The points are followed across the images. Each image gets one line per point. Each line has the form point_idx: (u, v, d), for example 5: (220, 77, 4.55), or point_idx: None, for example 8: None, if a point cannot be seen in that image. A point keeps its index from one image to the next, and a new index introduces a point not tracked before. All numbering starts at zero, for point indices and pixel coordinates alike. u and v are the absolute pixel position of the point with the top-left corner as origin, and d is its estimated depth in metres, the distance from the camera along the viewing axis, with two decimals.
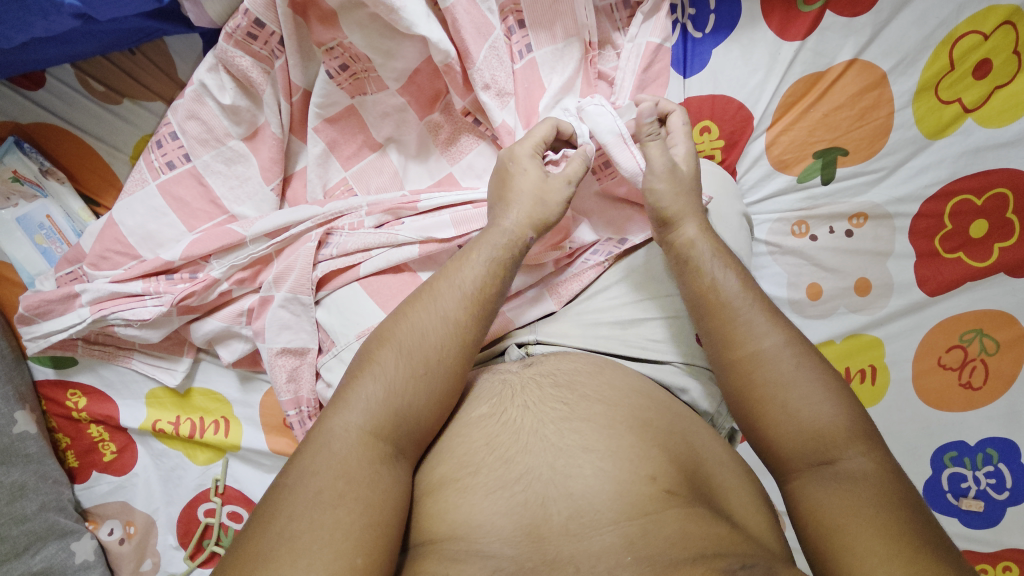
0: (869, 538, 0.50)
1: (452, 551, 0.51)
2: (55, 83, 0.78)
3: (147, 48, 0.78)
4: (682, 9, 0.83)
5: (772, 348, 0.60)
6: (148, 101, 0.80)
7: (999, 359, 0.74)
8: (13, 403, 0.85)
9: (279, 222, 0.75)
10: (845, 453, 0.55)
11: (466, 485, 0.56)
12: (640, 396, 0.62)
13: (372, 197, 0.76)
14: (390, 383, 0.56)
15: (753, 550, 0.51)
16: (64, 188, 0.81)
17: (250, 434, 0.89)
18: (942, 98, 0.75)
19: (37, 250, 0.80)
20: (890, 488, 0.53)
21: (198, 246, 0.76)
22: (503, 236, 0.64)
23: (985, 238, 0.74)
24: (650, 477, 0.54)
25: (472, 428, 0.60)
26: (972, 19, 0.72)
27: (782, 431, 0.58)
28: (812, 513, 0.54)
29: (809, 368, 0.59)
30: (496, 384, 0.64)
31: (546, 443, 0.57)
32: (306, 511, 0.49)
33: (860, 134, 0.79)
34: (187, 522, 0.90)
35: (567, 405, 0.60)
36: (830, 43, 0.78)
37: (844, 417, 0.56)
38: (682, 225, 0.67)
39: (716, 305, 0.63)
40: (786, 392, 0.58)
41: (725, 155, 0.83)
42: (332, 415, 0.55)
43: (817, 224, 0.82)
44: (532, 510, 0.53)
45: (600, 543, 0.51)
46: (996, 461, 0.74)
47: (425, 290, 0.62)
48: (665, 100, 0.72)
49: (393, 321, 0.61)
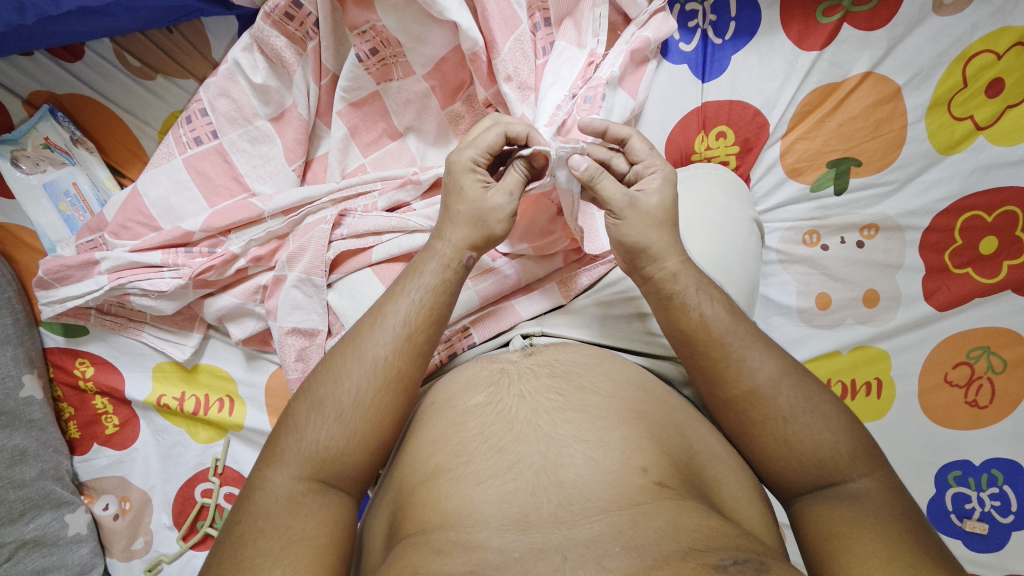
0: (868, 542, 0.50)
1: (439, 542, 0.50)
2: (91, 55, 0.81)
3: (184, 27, 0.80)
4: (703, 15, 0.84)
5: (767, 383, 0.58)
6: (180, 79, 0.82)
7: (1006, 378, 0.74)
8: (22, 365, 0.86)
9: (298, 197, 0.77)
10: (848, 476, 0.55)
11: (459, 475, 0.54)
12: (641, 390, 0.62)
13: (384, 174, 0.78)
14: (321, 426, 0.57)
15: (751, 545, 0.49)
16: (92, 157, 0.83)
17: (254, 415, 0.89)
18: (954, 114, 0.77)
19: (60, 217, 0.82)
20: (894, 506, 0.52)
21: (219, 219, 0.78)
22: (437, 264, 0.63)
23: (995, 255, 0.75)
24: (641, 469, 0.53)
25: (468, 417, 0.59)
26: (985, 37, 0.75)
27: (784, 461, 0.57)
28: (814, 525, 0.53)
29: (804, 395, 0.58)
30: (493, 373, 0.63)
31: (539, 433, 0.56)
32: (228, 552, 0.52)
33: (874, 145, 0.80)
34: (183, 502, 0.90)
35: (562, 396, 0.59)
36: (846, 55, 0.80)
37: (845, 439, 0.56)
38: (662, 259, 0.63)
39: (708, 343, 0.60)
40: (787, 425, 0.57)
41: (739, 161, 0.85)
42: (266, 469, 0.56)
43: (828, 234, 0.83)
44: (522, 499, 0.52)
45: (588, 531, 0.49)
46: (1001, 482, 0.73)
47: (362, 327, 0.62)
48: (614, 125, 0.67)
49: (323, 366, 0.61)
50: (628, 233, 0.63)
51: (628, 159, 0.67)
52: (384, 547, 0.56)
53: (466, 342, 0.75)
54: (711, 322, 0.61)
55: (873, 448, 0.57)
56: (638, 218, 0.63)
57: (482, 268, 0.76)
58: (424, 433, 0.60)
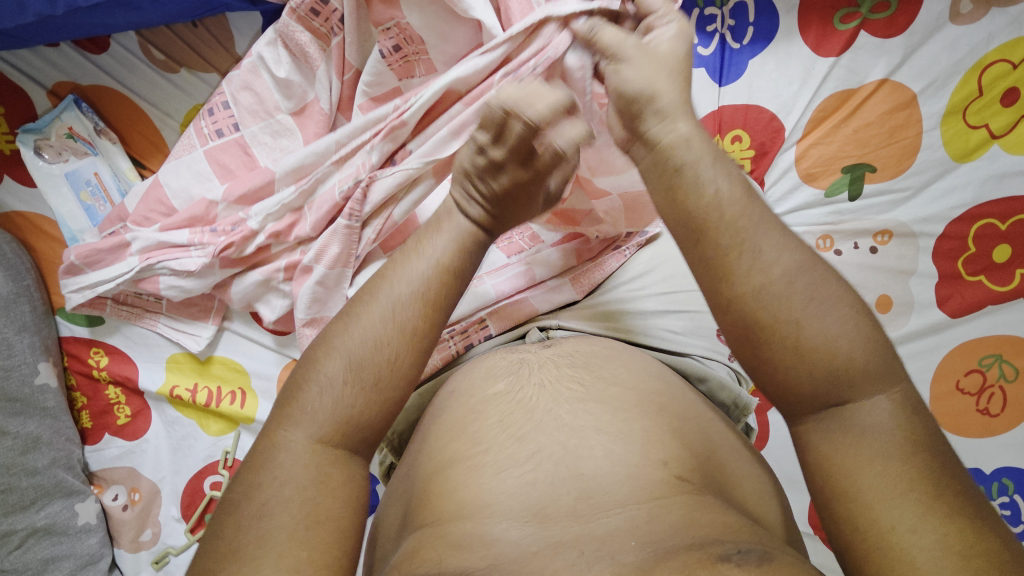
0: (887, 494, 0.41)
1: (458, 535, 0.48)
2: (117, 49, 0.82)
3: (209, 22, 0.81)
4: (722, 20, 0.86)
5: (780, 278, 0.46)
6: (204, 72, 0.83)
7: (1018, 385, 0.74)
8: (37, 354, 0.86)
9: (303, 159, 0.77)
10: (863, 397, 0.44)
11: (477, 463, 0.53)
12: (660, 382, 0.62)
13: (369, 120, 0.74)
14: (347, 375, 0.50)
15: (760, 540, 0.46)
16: (114, 147, 0.84)
17: (264, 408, 0.89)
18: (969, 123, 0.77)
19: (80, 206, 0.83)
20: (918, 436, 0.43)
21: (239, 188, 0.79)
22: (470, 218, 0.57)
23: (1008, 263, 0.76)
24: (661, 462, 0.52)
25: (486, 406, 0.59)
26: (1001, 47, 0.75)
27: (796, 378, 0.45)
28: (822, 463, 0.45)
29: (820, 295, 0.46)
30: (512, 362, 0.64)
31: (559, 423, 0.55)
32: (246, 523, 0.45)
33: (889, 151, 0.81)
34: (192, 494, 0.90)
35: (583, 386, 0.59)
36: (864, 61, 0.80)
37: (864, 348, 0.45)
38: (672, 119, 0.51)
39: (718, 228, 0.47)
40: (801, 330, 0.45)
41: (754, 165, 0.86)
42: (279, 428, 0.50)
43: (842, 239, 0.83)
44: (540, 490, 0.50)
45: (607, 525, 0.47)
46: (1011, 491, 0.74)
47: (389, 265, 0.55)
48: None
49: (342, 322, 0.53)
50: (631, 73, 0.52)
51: (639, 14, 0.58)
52: (396, 538, 0.55)
53: (481, 335, 0.75)
54: (725, 201, 0.48)
55: (894, 359, 0.46)
56: (645, 60, 0.53)
57: (496, 266, 0.77)
58: (443, 423, 0.60)
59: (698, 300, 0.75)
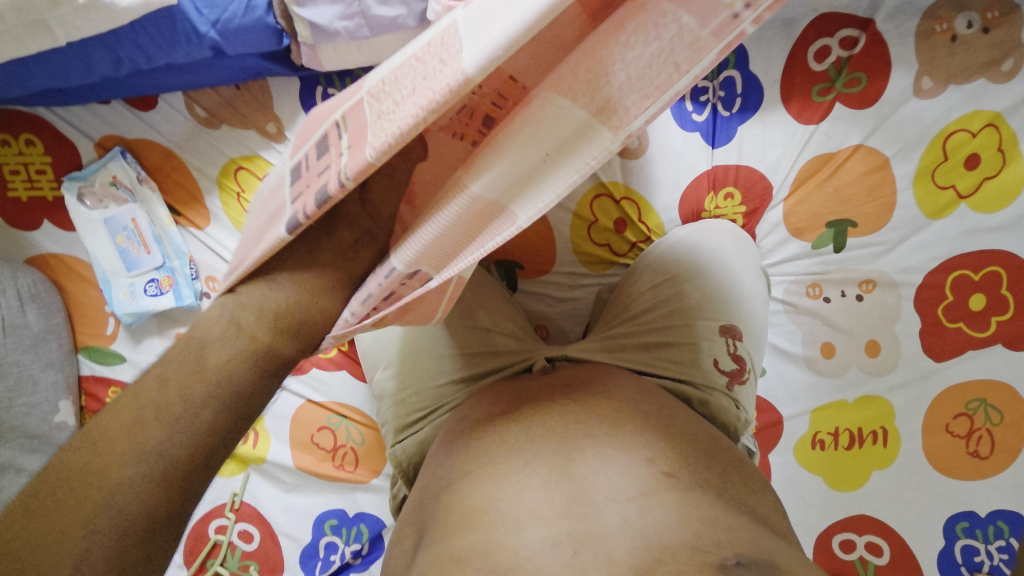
0: None
1: (459, 548, 0.48)
2: (163, 105, 0.88)
3: (252, 84, 0.86)
4: (713, 91, 0.93)
5: None
6: (243, 130, 0.88)
7: (1002, 430, 0.77)
8: (60, 391, 0.91)
9: None
10: None
11: (480, 475, 0.55)
12: (652, 398, 0.65)
13: None
14: (113, 490, 0.38)
15: (755, 541, 0.46)
16: (153, 196, 0.91)
17: (277, 450, 0.97)
18: (939, 183, 0.83)
19: (115, 249, 0.89)
20: None
21: None
22: (257, 324, 0.46)
23: (983, 312, 0.80)
24: (648, 461, 0.53)
25: (489, 425, 0.61)
26: (961, 118, 0.81)
27: None
28: None
29: None
30: (513, 388, 0.67)
31: (553, 431, 0.57)
32: None
33: (867, 209, 0.87)
34: (197, 538, 0.97)
35: (577, 400, 0.62)
36: (840, 129, 0.88)
37: None
38: None
39: None
40: None
41: (745, 220, 0.93)
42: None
43: (830, 287, 0.91)
44: (535, 494, 0.51)
45: (609, 522, 0.47)
46: (1007, 535, 0.76)
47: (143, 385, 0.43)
48: None
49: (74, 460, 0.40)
50: None
51: None
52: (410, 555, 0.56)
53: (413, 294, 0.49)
54: None
55: None
56: None
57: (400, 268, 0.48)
58: (454, 444, 0.63)
59: (698, 331, 0.76)
